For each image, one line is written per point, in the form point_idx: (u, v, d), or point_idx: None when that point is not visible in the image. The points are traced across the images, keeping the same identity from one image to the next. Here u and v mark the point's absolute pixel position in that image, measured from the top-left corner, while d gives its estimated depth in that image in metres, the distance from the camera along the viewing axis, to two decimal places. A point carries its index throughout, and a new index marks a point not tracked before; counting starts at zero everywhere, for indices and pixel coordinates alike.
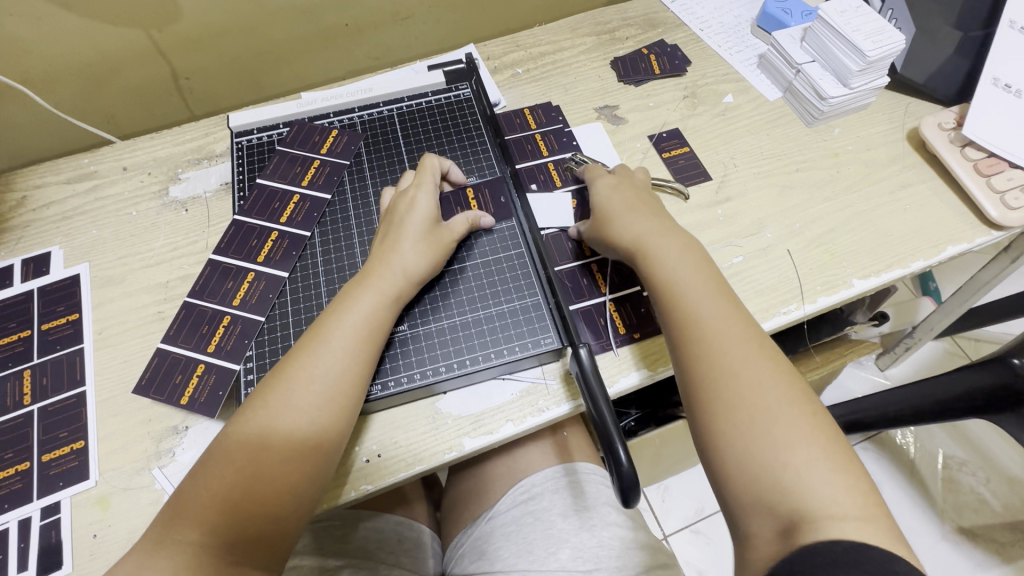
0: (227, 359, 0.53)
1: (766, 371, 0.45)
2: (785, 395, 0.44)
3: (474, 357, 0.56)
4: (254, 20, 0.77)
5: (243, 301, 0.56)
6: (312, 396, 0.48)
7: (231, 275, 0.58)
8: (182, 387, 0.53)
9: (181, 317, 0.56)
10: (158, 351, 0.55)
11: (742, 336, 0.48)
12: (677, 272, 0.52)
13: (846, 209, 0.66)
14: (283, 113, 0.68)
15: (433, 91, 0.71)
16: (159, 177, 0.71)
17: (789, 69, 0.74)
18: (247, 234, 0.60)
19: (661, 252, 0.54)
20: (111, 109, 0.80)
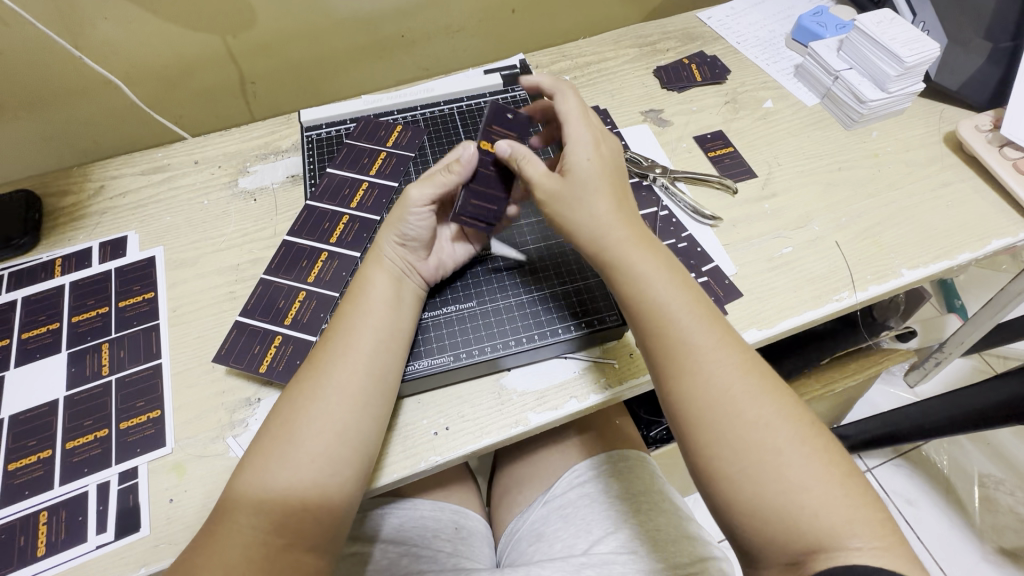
0: (304, 331, 0.55)
1: (740, 382, 0.47)
2: (759, 400, 0.46)
3: (530, 336, 0.58)
4: (319, 29, 0.83)
5: (318, 278, 0.59)
6: (347, 367, 0.49)
7: (305, 255, 0.60)
8: (261, 356, 0.54)
9: (258, 293, 0.58)
10: (236, 324, 0.56)
11: (737, 369, 0.47)
12: (664, 296, 0.50)
13: (890, 205, 0.69)
14: (351, 110, 0.72)
15: (490, 92, 0.75)
16: (229, 171, 0.75)
17: (826, 76, 0.78)
18: (320, 218, 0.63)
19: (643, 265, 0.51)
20: (181, 110, 0.85)
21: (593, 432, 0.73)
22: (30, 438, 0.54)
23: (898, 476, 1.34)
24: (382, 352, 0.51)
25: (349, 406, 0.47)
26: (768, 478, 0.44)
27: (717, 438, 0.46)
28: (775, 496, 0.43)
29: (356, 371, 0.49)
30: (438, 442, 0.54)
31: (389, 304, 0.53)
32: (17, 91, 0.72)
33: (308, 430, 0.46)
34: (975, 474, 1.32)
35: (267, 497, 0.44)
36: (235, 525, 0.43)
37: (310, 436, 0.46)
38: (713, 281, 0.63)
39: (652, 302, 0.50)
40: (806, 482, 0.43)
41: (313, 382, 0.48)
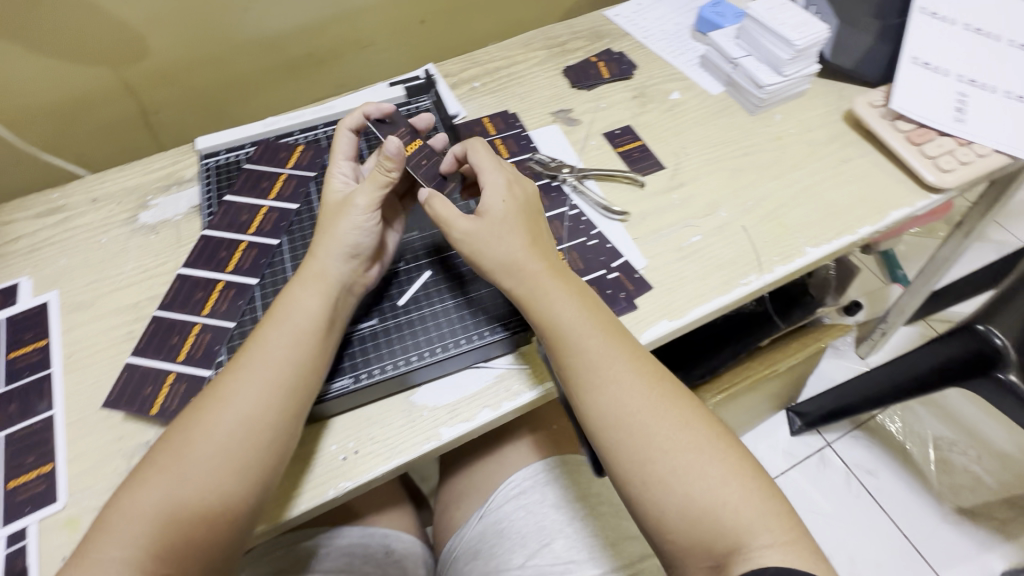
0: (198, 366, 0.54)
1: (645, 393, 0.47)
2: (660, 409, 0.47)
3: (457, 340, 0.57)
4: (219, 54, 0.81)
5: (213, 310, 0.57)
6: (249, 387, 0.47)
7: (200, 287, 0.58)
8: (153, 397, 0.52)
9: (151, 330, 0.56)
10: (128, 365, 0.54)
11: (654, 375, 0.48)
12: (569, 325, 0.50)
13: (794, 185, 0.70)
14: (249, 134, 0.70)
15: (395, 106, 0.74)
16: (129, 206, 0.72)
17: (727, 65, 0.79)
18: (217, 247, 0.61)
19: (559, 306, 0.50)
20: (82, 147, 0.82)
21: (528, 436, 0.72)
22: None
23: (857, 448, 1.36)
24: (294, 381, 0.48)
25: (242, 439, 0.45)
26: (674, 473, 0.44)
27: (624, 448, 0.46)
28: (685, 489, 0.44)
29: (257, 401, 0.47)
30: (347, 466, 0.52)
31: (303, 328, 0.50)
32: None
33: (195, 465, 0.44)
34: (929, 438, 1.35)
35: (139, 534, 0.42)
36: (99, 558, 0.41)
37: (197, 469, 0.44)
38: (624, 276, 0.63)
39: (558, 325, 0.50)
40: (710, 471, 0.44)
41: (209, 412, 0.46)
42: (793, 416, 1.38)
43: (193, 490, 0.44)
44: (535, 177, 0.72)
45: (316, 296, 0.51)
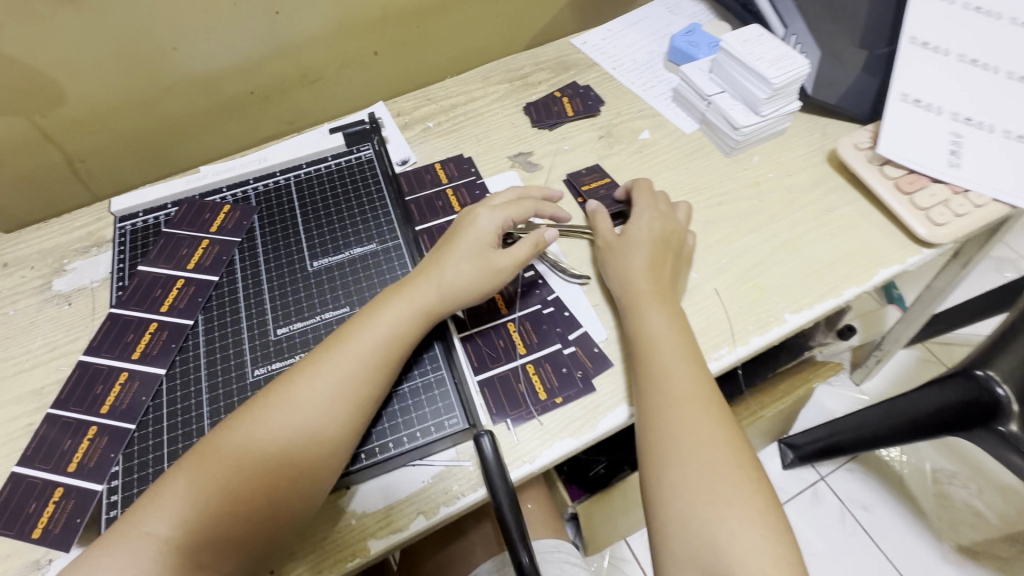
0: (89, 479, 0.47)
1: (710, 446, 0.47)
2: (705, 424, 0.48)
3: (413, 434, 0.51)
4: (148, 96, 0.75)
5: (112, 408, 0.50)
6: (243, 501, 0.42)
7: (102, 378, 0.52)
8: (35, 518, 0.46)
9: (41, 433, 0.50)
10: (11, 477, 0.48)
11: (711, 424, 0.48)
12: (658, 334, 0.53)
13: (772, 239, 0.64)
14: (171, 193, 0.64)
15: (334, 155, 0.67)
16: (42, 270, 0.66)
17: (700, 101, 0.73)
18: (124, 329, 0.55)
19: (647, 314, 0.54)
20: (3, 202, 0.76)
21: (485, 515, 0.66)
22: None
23: (852, 481, 1.30)
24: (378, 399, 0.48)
25: (310, 449, 0.44)
26: (698, 502, 0.45)
27: (660, 447, 0.48)
28: (708, 522, 0.44)
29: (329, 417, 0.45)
30: None
31: (394, 341, 0.50)
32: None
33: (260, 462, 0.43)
34: (928, 470, 1.29)
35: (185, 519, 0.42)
36: None
37: (235, 495, 0.42)
38: (581, 351, 0.57)
39: (656, 361, 0.51)
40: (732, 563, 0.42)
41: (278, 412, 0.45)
42: (785, 448, 1.32)
43: (250, 486, 0.43)
44: None
45: (405, 309, 0.51)
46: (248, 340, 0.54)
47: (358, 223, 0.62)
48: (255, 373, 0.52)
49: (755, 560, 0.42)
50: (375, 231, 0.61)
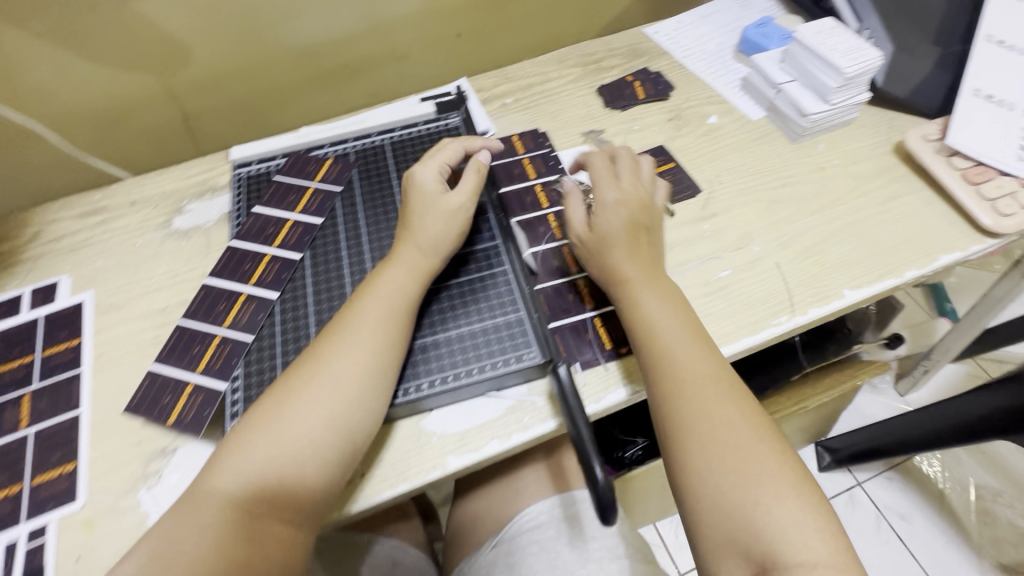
0: (215, 379, 0.56)
1: (732, 417, 0.47)
2: (719, 393, 0.49)
3: (443, 377, 0.55)
4: (258, 63, 0.83)
5: (233, 323, 0.59)
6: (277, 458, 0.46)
7: (223, 297, 0.61)
8: (171, 407, 0.56)
9: (173, 339, 0.60)
10: (149, 374, 0.58)
11: (740, 407, 0.48)
12: (657, 316, 0.53)
13: (834, 221, 0.66)
14: (281, 146, 0.71)
15: (424, 121, 0.74)
16: (164, 210, 0.75)
17: (770, 89, 0.76)
18: (241, 258, 0.63)
19: (644, 295, 0.54)
20: (126, 150, 0.85)
21: (539, 462, 0.71)
22: None
23: (889, 490, 1.29)
24: (383, 351, 0.52)
25: (334, 409, 0.48)
26: (720, 464, 0.45)
27: (677, 423, 0.48)
28: (733, 483, 0.44)
29: (354, 382, 0.50)
30: (353, 489, 0.52)
31: (398, 310, 0.54)
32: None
33: (292, 429, 0.47)
34: (972, 487, 1.26)
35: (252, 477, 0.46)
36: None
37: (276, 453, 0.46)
38: None
39: (661, 345, 0.52)
40: (778, 507, 0.43)
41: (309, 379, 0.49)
42: (822, 451, 1.32)
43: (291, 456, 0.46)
44: (561, 200, 0.70)
45: (401, 277, 0.56)
46: (349, 276, 0.61)
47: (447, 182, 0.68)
48: None
49: (781, 515, 0.43)
50: None
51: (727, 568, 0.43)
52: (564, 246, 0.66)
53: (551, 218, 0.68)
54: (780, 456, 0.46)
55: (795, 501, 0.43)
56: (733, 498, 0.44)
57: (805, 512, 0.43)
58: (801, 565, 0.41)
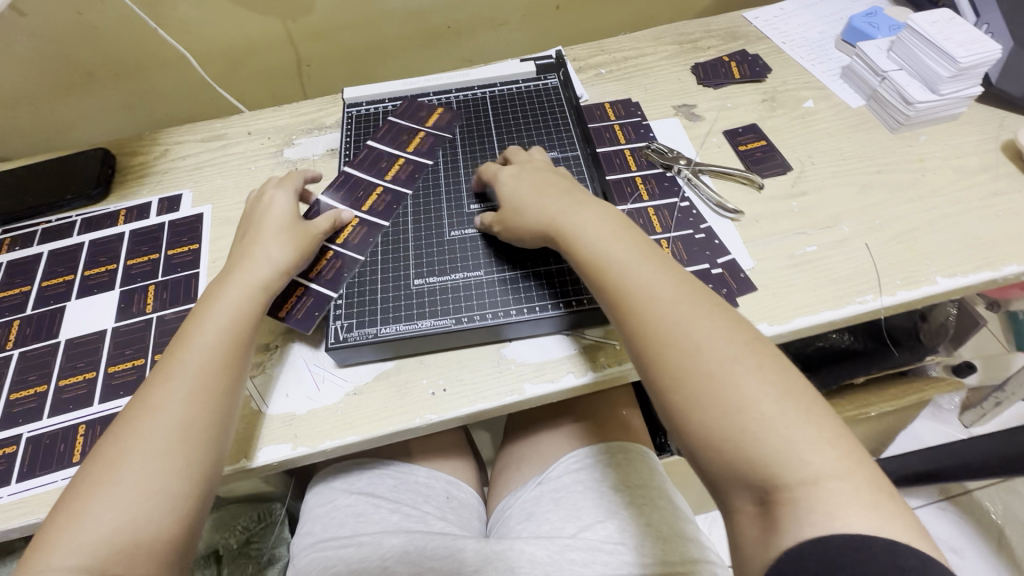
0: (327, 287, 0.59)
1: (718, 345, 0.44)
2: (697, 315, 0.46)
3: (496, 312, 0.57)
4: (371, 17, 0.88)
5: (346, 241, 0.62)
6: (159, 422, 0.45)
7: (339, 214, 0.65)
8: (282, 302, 0.58)
9: None
10: None
11: (724, 336, 0.44)
12: (600, 248, 0.51)
13: (931, 211, 0.65)
14: (390, 91, 0.77)
15: (523, 79, 0.77)
16: (276, 141, 0.81)
17: (873, 77, 0.75)
18: (358, 184, 0.67)
19: (580, 221, 0.54)
20: (243, 88, 0.93)
21: (599, 418, 0.73)
22: (79, 360, 0.61)
23: (942, 521, 1.20)
24: (227, 321, 0.51)
25: (152, 378, 0.48)
26: (700, 395, 0.42)
27: (659, 368, 0.45)
28: (722, 410, 0.41)
29: (194, 407, 0.46)
30: (435, 401, 0.55)
31: (244, 314, 0.52)
32: (93, 62, 0.83)
33: (172, 405, 0.46)
34: None
35: (144, 500, 0.43)
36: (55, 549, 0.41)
37: (161, 421, 0.45)
38: (728, 273, 0.62)
39: (629, 287, 0.49)
40: (783, 429, 0.40)
41: (140, 422, 0.45)
42: None
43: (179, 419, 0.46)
44: (650, 166, 0.72)
45: (238, 291, 0.52)
46: (447, 213, 0.65)
47: (543, 136, 0.71)
48: (451, 233, 0.63)
49: (777, 435, 0.39)
50: (557, 143, 0.70)
51: (736, 498, 0.41)
52: (649, 207, 0.68)
53: (639, 181, 0.70)
54: (760, 369, 0.43)
55: (794, 419, 0.40)
56: (723, 426, 0.41)
57: (802, 426, 0.40)
58: (802, 483, 0.38)
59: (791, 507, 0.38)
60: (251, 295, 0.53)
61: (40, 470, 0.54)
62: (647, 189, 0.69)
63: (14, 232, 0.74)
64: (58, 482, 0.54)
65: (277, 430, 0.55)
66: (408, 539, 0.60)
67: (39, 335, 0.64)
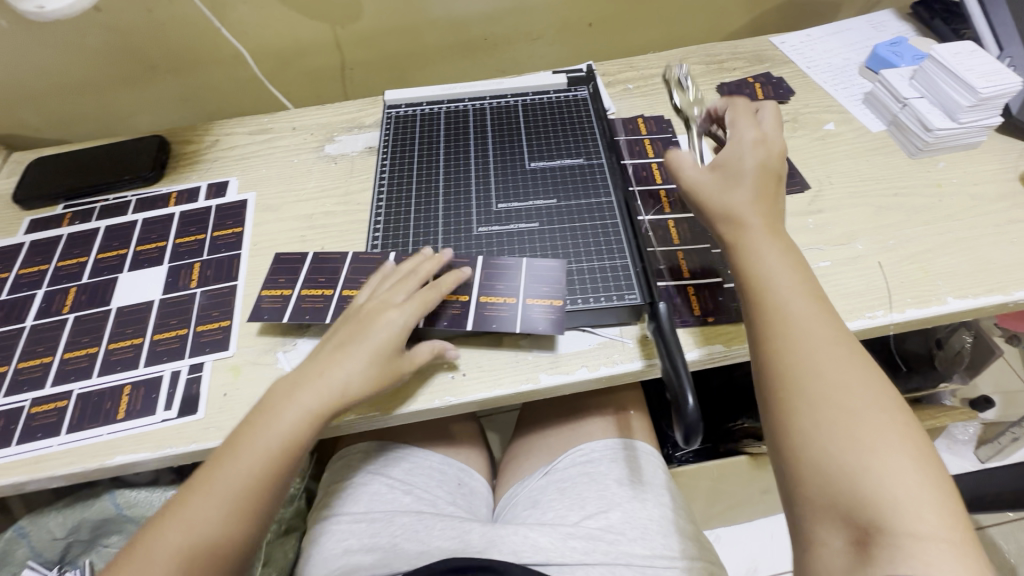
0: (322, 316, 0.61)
1: (841, 377, 0.45)
2: (823, 345, 0.47)
3: None
4: (414, 27, 0.94)
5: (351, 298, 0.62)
6: (214, 495, 0.48)
7: (368, 272, 0.64)
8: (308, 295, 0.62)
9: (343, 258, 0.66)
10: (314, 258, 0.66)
11: (847, 370, 0.45)
12: (769, 268, 0.52)
13: (945, 234, 0.67)
14: (428, 95, 0.81)
15: (554, 90, 0.82)
16: (318, 137, 0.86)
17: (895, 104, 0.77)
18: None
19: (763, 250, 0.53)
20: (290, 87, 0.99)
21: (607, 419, 0.75)
22: (128, 327, 0.66)
23: None
24: (301, 412, 0.51)
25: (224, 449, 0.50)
26: (828, 423, 0.43)
27: (786, 389, 0.46)
28: (843, 447, 0.42)
29: (244, 492, 0.48)
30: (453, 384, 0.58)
31: (306, 412, 0.51)
32: (157, 58, 0.90)
33: (225, 480, 0.48)
34: None
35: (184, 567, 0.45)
36: None
37: (220, 492, 0.48)
38: None
39: (771, 302, 0.50)
40: (899, 471, 0.40)
41: (199, 493, 0.48)
42: None
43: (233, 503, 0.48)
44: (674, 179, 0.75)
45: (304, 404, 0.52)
46: (474, 211, 0.69)
47: (571, 143, 0.75)
48: (478, 230, 0.67)
49: (886, 473, 0.40)
50: (584, 150, 0.74)
51: (823, 528, 0.41)
52: (669, 220, 0.70)
53: (662, 193, 0.73)
54: (892, 413, 0.43)
55: (908, 459, 0.41)
56: (832, 452, 0.42)
57: (915, 471, 0.40)
58: (910, 530, 0.38)
59: (891, 548, 0.38)
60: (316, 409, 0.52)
61: (88, 423, 0.59)
62: (669, 202, 0.72)
63: (75, 208, 0.80)
64: (104, 436, 0.58)
65: None
66: (418, 518, 0.63)
67: (92, 301, 0.69)
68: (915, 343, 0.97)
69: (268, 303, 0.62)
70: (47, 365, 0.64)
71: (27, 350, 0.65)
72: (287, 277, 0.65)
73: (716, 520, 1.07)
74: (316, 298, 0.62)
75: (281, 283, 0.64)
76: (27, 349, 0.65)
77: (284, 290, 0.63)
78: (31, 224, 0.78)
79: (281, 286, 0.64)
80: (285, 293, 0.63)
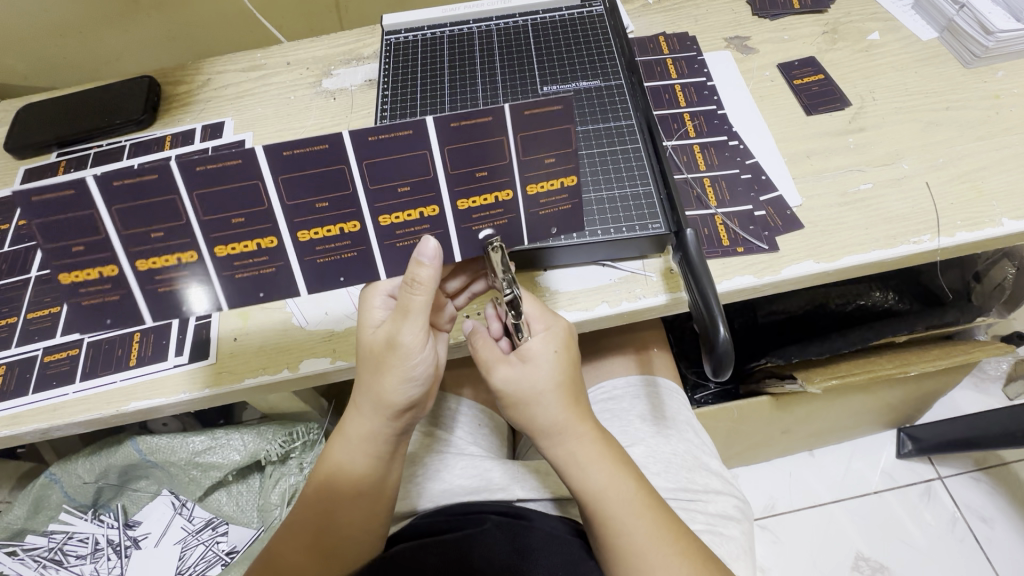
0: (363, 268, 0.49)
1: (590, 510, 0.48)
2: (619, 491, 0.47)
3: None
4: None
5: (389, 228, 0.47)
6: (351, 456, 0.49)
7: (410, 174, 0.44)
8: (319, 220, 0.45)
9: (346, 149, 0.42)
10: (307, 146, 0.41)
11: (632, 504, 0.47)
12: (553, 434, 0.48)
13: (1002, 149, 0.61)
14: (429, 18, 0.75)
15: (567, 7, 0.75)
16: (315, 72, 0.80)
17: (951, 5, 0.69)
18: (476, 153, 0.44)
19: (544, 416, 0.47)
20: (281, 21, 0.96)
21: (628, 356, 0.72)
22: None
23: None
24: (416, 372, 0.47)
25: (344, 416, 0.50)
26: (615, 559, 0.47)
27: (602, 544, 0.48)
28: (613, 540, 0.47)
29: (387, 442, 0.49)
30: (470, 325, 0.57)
31: (411, 381, 0.47)
32: None
33: (352, 445, 0.49)
34: None
35: (348, 514, 0.49)
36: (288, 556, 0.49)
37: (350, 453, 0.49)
38: (774, 212, 0.59)
39: (567, 472, 0.48)
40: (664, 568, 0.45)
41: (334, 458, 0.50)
42: (904, 438, 1.05)
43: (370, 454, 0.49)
44: (701, 101, 0.69)
45: (361, 458, 0.49)
46: None
47: (590, 63, 0.68)
48: None
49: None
50: (602, 70, 0.68)
51: None
52: (695, 145, 0.65)
53: (686, 116, 0.67)
54: (661, 517, 0.47)
55: (671, 554, 0.46)
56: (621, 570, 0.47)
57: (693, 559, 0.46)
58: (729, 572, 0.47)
59: None
60: (383, 450, 0.49)
61: (101, 371, 0.58)
62: (694, 125, 0.67)
63: (69, 155, 0.77)
64: (117, 383, 0.57)
65: (313, 343, 0.57)
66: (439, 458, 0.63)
67: None
68: (949, 277, 0.86)
69: (237, 268, 0.46)
70: (55, 314, 0.63)
71: (33, 302, 0.64)
72: (241, 216, 0.44)
73: (736, 461, 1.02)
74: (333, 242, 0.47)
75: (240, 230, 0.44)
76: (34, 300, 0.64)
77: (263, 240, 0.45)
78: (26, 174, 0.75)
79: (238, 235, 0.44)
80: (270, 242, 0.45)
